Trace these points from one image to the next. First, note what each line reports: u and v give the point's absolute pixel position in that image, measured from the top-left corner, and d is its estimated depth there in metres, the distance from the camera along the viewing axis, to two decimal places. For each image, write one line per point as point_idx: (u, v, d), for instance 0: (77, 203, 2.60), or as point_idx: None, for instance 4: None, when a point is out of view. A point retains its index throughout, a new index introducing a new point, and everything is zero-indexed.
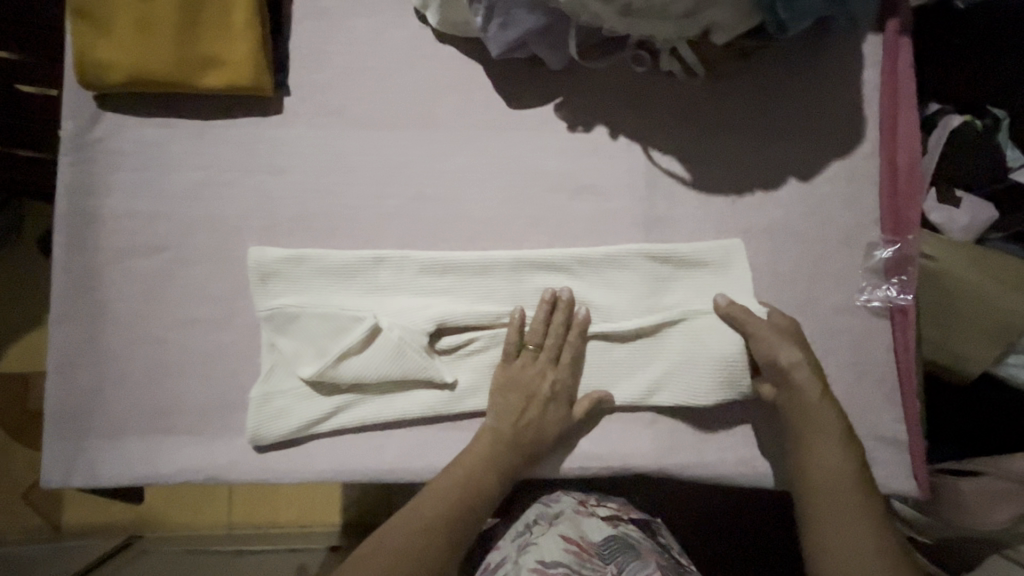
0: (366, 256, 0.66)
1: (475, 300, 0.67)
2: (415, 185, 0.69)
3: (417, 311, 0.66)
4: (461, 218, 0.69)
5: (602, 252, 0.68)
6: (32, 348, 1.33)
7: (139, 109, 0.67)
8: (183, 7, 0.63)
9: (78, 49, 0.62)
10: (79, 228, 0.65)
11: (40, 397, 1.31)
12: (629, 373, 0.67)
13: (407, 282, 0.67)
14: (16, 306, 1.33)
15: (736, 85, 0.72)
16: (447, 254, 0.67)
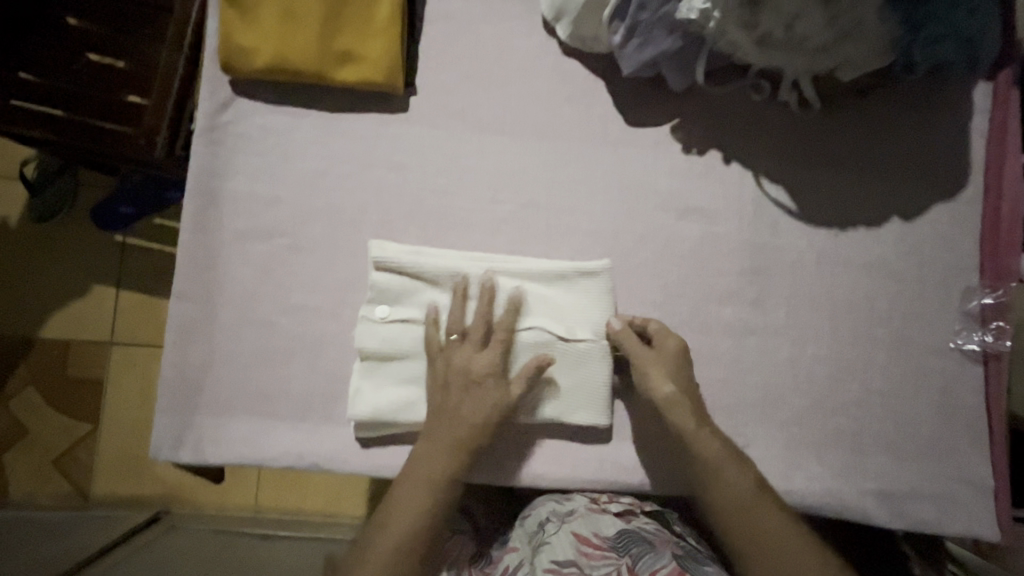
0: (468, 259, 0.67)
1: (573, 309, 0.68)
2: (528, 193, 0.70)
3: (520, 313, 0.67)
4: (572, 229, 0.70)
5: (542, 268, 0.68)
6: (80, 315, 1.34)
7: (269, 96, 0.68)
8: (330, 2, 0.64)
9: (223, 35, 0.64)
10: (201, 207, 0.66)
11: (83, 364, 1.32)
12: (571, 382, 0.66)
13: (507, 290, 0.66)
14: (68, 272, 1.34)
15: (849, 120, 0.73)
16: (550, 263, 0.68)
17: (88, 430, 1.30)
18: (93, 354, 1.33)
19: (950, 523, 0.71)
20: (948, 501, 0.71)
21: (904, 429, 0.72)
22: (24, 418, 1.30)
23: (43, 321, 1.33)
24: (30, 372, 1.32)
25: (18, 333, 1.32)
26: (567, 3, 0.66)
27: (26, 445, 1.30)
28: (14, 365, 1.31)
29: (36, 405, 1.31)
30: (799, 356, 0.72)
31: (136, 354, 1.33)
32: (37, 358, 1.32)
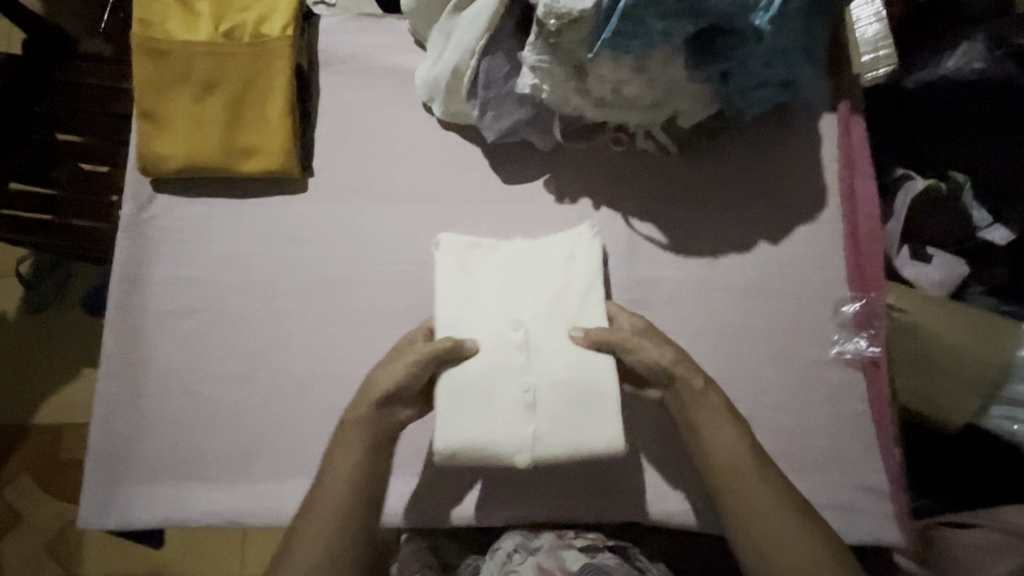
0: (457, 301, 0.70)
1: (551, 374, 0.68)
2: (472, 254, 0.73)
3: (505, 343, 0.68)
4: (534, 285, 0.72)
5: (512, 305, 0.70)
6: (67, 400, 1.42)
7: (185, 192, 0.78)
8: (228, 108, 0.74)
9: (142, 145, 0.75)
10: (128, 294, 0.75)
11: (73, 445, 1.39)
12: (508, 418, 0.66)
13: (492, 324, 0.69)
14: (55, 359, 1.44)
15: (706, 158, 0.81)
16: (509, 296, 0.71)
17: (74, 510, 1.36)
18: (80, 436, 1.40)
19: (854, 532, 0.73)
20: (851, 509, 0.73)
21: (798, 440, 0.75)
22: (18, 504, 1.36)
23: (34, 409, 1.42)
24: (22, 457, 1.39)
25: (12, 422, 1.41)
26: (435, 87, 0.76)
27: (18, 532, 1.35)
28: (8, 453, 1.39)
29: (28, 490, 1.37)
30: None
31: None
32: (30, 444, 1.40)
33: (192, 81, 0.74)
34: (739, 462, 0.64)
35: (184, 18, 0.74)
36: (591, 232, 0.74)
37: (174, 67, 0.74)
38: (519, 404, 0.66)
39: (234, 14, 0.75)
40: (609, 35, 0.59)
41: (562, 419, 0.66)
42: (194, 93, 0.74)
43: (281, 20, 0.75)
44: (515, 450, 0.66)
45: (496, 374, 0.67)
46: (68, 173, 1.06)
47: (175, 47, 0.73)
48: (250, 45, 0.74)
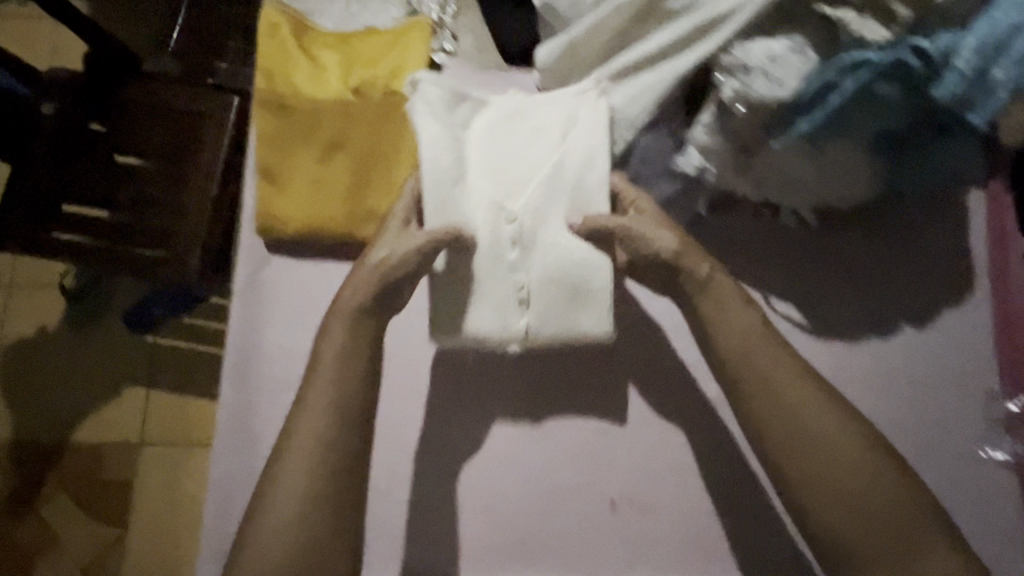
0: (451, 162, 0.62)
1: (546, 262, 0.62)
2: (462, 112, 0.66)
3: (496, 210, 0.63)
4: (528, 154, 0.64)
5: (505, 176, 0.64)
6: (111, 419, 1.37)
7: (301, 254, 0.73)
8: (353, 170, 0.69)
9: (260, 205, 0.70)
10: (241, 365, 0.70)
11: (117, 467, 1.34)
12: (500, 310, 0.62)
13: (492, 204, 0.63)
14: (100, 376, 1.38)
15: (852, 235, 0.76)
16: (498, 158, 0.65)
17: (115, 536, 1.31)
18: (122, 457, 1.35)
19: None
20: None
21: None
22: (55, 523, 1.32)
23: (71, 425, 1.36)
24: (58, 475, 1.34)
25: (49, 437, 1.35)
26: None
27: (57, 554, 1.30)
28: (44, 469, 1.34)
29: (66, 510, 1.32)
30: None
31: (160, 453, 1.34)
32: (69, 462, 1.34)
33: (317, 140, 0.69)
34: (811, 430, 0.58)
35: (311, 72, 0.70)
36: (597, 90, 0.62)
37: (299, 124, 0.69)
38: (510, 298, 0.62)
39: (362, 69, 0.70)
40: (805, 129, 0.54)
41: (553, 310, 0.62)
42: (318, 152, 0.69)
43: (413, 78, 0.70)
44: (507, 338, 0.63)
45: (482, 242, 0.62)
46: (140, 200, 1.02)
47: (301, 104, 0.69)
48: (380, 104, 0.69)
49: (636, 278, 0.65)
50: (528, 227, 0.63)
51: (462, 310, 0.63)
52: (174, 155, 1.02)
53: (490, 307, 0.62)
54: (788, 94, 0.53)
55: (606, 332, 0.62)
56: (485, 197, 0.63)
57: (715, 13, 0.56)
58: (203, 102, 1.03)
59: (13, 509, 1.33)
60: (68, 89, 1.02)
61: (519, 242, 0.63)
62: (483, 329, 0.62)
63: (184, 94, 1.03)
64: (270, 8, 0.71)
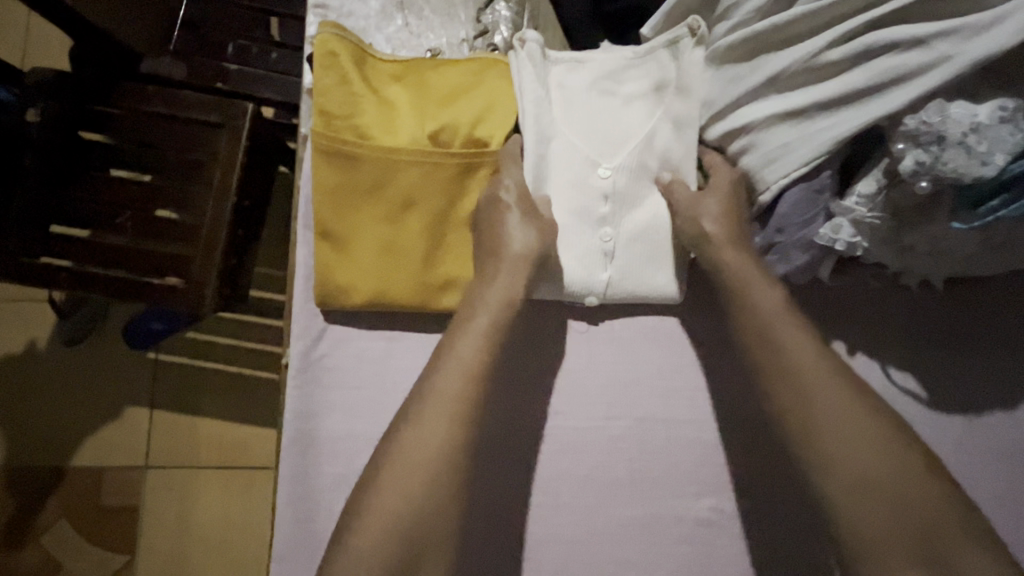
0: (549, 116, 0.61)
1: (642, 195, 0.62)
2: (553, 72, 0.63)
3: (592, 171, 0.61)
4: (616, 118, 0.62)
5: (603, 115, 0.62)
6: (112, 440, 1.08)
7: (364, 324, 0.63)
8: (429, 231, 0.59)
9: (318, 272, 0.59)
10: (298, 454, 0.61)
11: (121, 490, 1.07)
12: (585, 261, 0.62)
13: (587, 132, 0.62)
14: (83, 391, 1.09)
15: (970, 300, 0.69)
16: (594, 126, 0.62)
17: (122, 565, 1.04)
18: (128, 480, 1.07)
19: None
20: None
21: None
22: (57, 554, 1.04)
23: (72, 448, 1.08)
24: (60, 501, 1.06)
25: (45, 463, 1.07)
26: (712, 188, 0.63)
27: None
28: (42, 496, 1.05)
29: (68, 541, 1.04)
30: None
31: (191, 479, 1.08)
32: (69, 489, 1.06)
33: (387, 196, 0.58)
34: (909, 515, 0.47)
35: (377, 111, 0.59)
36: (692, 43, 0.60)
37: (365, 178, 0.58)
38: (595, 250, 0.62)
39: (438, 110, 0.59)
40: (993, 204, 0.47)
41: (633, 266, 0.62)
42: (388, 209, 0.58)
43: (499, 122, 0.60)
44: (583, 292, 0.62)
45: (582, 126, 0.62)
46: (134, 220, 0.84)
47: (367, 152, 0.57)
48: (461, 155, 0.58)
49: (702, 303, 0.66)
50: (633, 141, 0.62)
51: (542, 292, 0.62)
52: (173, 166, 0.85)
53: (577, 254, 0.61)
54: (992, 173, 0.43)
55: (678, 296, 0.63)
56: (580, 162, 0.61)
57: (899, 70, 0.46)
58: (208, 105, 0.84)
59: (8, 540, 1.04)
60: (55, 88, 0.81)
61: (620, 152, 0.62)
62: (572, 282, 0.61)
63: (181, 95, 0.84)
64: (325, 33, 0.58)
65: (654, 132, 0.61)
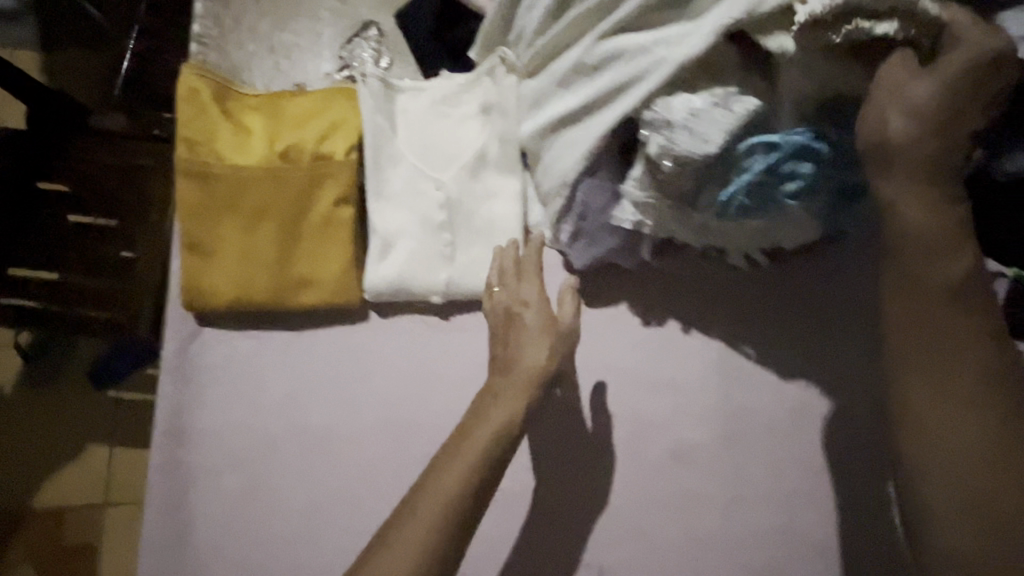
0: (389, 142, 0.70)
1: (476, 200, 0.70)
2: (395, 100, 0.72)
3: (429, 183, 0.69)
4: (451, 135, 0.71)
5: (440, 135, 0.71)
6: (72, 479, 1.11)
7: (233, 325, 0.69)
8: (284, 238, 0.67)
9: (184, 279, 0.66)
10: (172, 447, 0.66)
11: (80, 528, 1.09)
12: (427, 261, 0.68)
13: (425, 152, 0.71)
14: (45, 434, 1.11)
15: (804, 271, 0.74)
16: (432, 146, 0.71)
17: None
18: (89, 517, 1.09)
19: None
20: None
21: None
22: None
23: (33, 489, 1.10)
24: (21, 542, 1.07)
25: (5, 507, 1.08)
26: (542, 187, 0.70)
27: None
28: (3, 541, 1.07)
29: None
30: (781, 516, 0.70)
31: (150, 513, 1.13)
32: (31, 531, 1.08)
33: (242, 208, 0.66)
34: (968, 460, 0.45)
35: (234, 137, 0.67)
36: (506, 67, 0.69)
37: (222, 193, 0.66)
38: (437, 251, 0.68)
39: (288, 133, 0.68)
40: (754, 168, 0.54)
41: (474, 262, 0.69)
42: (244, 220, 0.66)
43: (343, 140, 0.69)
44: (428, 290, 0.69)
45: (422, 146, 0.71)
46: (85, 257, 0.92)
47: (222, 172, 0.66)
48: (308, 169, 0.67)
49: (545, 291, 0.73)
50: (467, 157, 0.70)
51: (390, 291, 0.68)
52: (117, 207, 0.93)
53: (421, 256, 0.68)
54: (714, 150, 0.51)
55: None
56: (419, 177, 0.70)
57: (634, 72, 0.54)
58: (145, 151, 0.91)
59: None
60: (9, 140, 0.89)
61: (454, 166, 0.70)
62: (415, 280, 0.67)
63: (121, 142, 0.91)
64: (188, 73, 0.68)
65: (484, 146, 0.70)
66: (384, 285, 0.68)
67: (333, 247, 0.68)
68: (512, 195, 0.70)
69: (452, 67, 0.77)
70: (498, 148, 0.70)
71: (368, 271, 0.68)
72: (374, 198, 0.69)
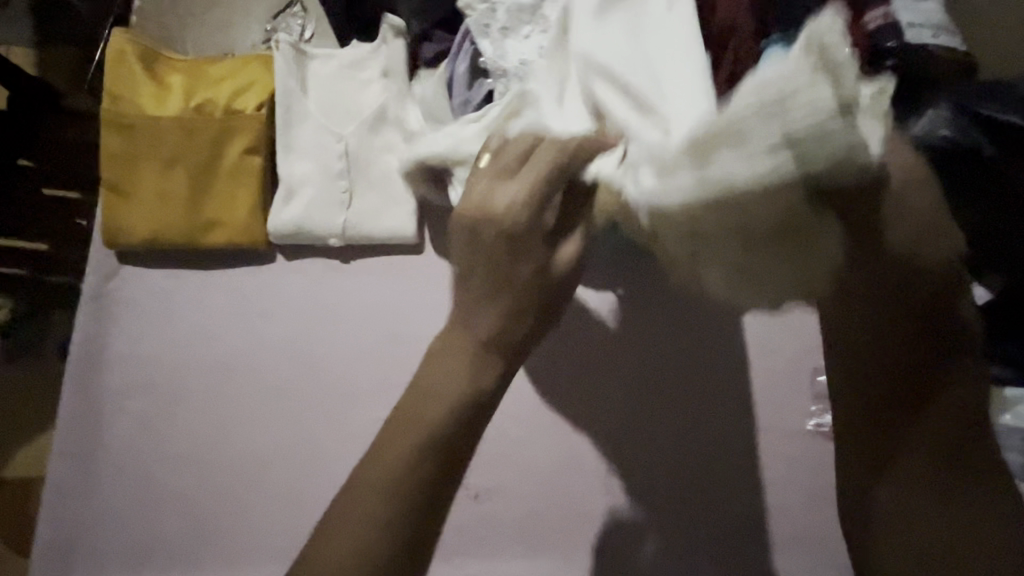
0: (298, 100, 0.77)
1: (374, 153, 0.77)
2: (306, 64, 0.79)
3: (331, 137, 0.77)
4: (354, 96, 0.78)
5: (345, 95, 0.79)
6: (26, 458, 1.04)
7: (150, 263, 0.76)
8: (196, 183, 0.74)
9: (105, 218, 0.74)
10: (85, 370, 0.73)
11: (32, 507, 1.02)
12: (325, 208, 0.75)
13: (331, 111, 0.78)
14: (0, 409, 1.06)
15: None
16: (337, 105, 0.78)
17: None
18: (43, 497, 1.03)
19: None
20: None
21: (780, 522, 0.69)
22: None
23: None
24: None
25: None
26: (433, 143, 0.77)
27: None
28: None
29: None
30: (667, 456, 0.69)
31: None
32: None
33: (159, 155, 0.74)
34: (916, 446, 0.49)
35: (155, 92, 0.75)
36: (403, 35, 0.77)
37: (141, 141, 0.74)
38: (335, 198, 0.76)
39: (204, 90, 0.76)
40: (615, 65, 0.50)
41: (369, 209, 0.76)
42: (160, 166, 0.74)
43: (254, 98, 0.76)
44: (327, 233, 0.75)
45: (328, 105, 0.78)
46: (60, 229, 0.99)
47: (142, 123, 0.74)
48: (219, 121, 0.74)
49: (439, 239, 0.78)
50: (368, 114, 0.77)
51: (291, 234, 0.75)
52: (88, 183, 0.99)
53: (321, 202, 0.75)
54: None
55: (411, 231, 0.75)
56: (323, 131, 0.77)
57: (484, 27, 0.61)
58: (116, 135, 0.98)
59: None
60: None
61: (355, 122, 0.77)
62: (314, 223, 0.74)
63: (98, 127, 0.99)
64: (116, 35, 0.75)
65: (382, 105, 0.77)
66: (286, 227, 0.75)
67: (240, 192, 0.75)
68: (407, 149, 0.77)
69: (364, 37, 0.84)
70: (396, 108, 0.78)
71: (272, 215, 0.75)
72: (282, 150, 0.76)
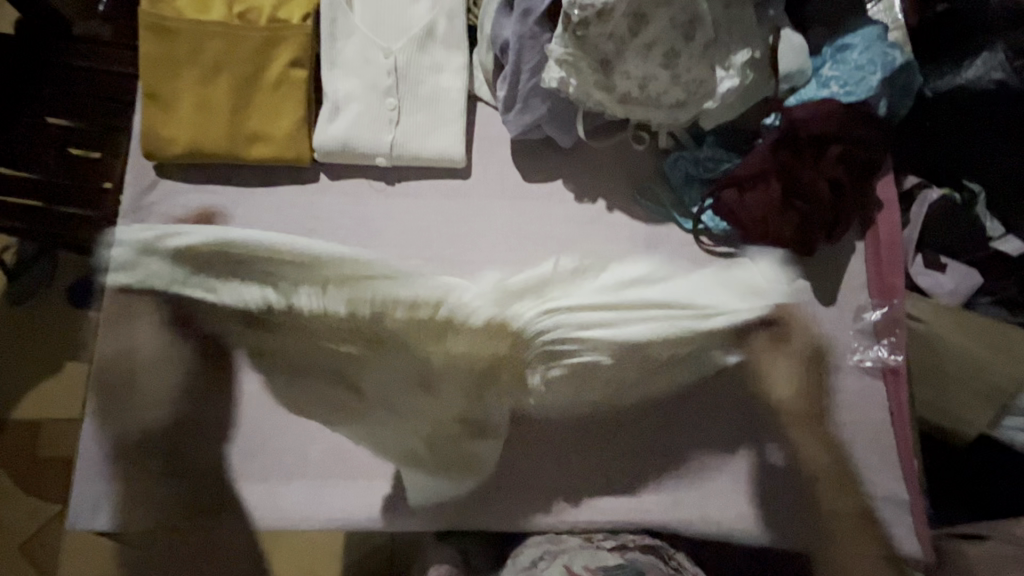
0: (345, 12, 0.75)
1: (422, 71, 0.75)
2: None
3: (379, 52, 0.74)
4: (402, 11, 0.76)
5: (392, 9, 0.76)
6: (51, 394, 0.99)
7: (190, 177, 0.74)
8: (238, 93, 0.71)
9: (145, 127, 0.71)
10: (125, 282, 0.71)
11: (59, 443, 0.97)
12: (372, 125, 0.73)
13: (377, 24, 0.75)
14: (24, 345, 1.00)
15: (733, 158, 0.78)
16: (384, 19, 0.75)
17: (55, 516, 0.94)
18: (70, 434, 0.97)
19: (867, 542, 0.69)
20: (863, 518, 0.69)
21: (814, 451, 0.71)
22: None
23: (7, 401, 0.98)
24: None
25: None
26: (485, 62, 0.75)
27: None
28: None
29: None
30: (702, 384, 0.72)
31: None
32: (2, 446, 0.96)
33: (201, 61, 0.71)
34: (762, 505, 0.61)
35: None
36: None
37: (182, 47, 0.71)
38: (382, 115, 0.74)
39: None
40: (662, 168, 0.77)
41: (416, 128, 0.74)
42: (202, 73, 0.71)
43: (299, 8, 0.73)
44: (373, 151, 0.74)
45: (375, 18, 0.75)
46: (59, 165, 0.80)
47: (184, 27, 0.71)
48: (264, 29, 0.71)
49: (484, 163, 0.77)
50: (417, 30, 0.75)
51: (337, 150, 0.73)
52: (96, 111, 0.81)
53: (368, 118, 0.73)
54: None
55: (460, 153, 0.74)
56: (370, 46, 0.74)
57: None
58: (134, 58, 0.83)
59: None
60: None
61: (403, 37, 0.75)
62: (360, 139, 0.73)
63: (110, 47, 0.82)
64: None
65: (431, 22, 0.75)
66: (333, 141, 0.73)
67: (283, 105, 0.72)
68: (456, 69, 0.75)
69: None
70: (446, 26, 0.76)
71: (318, 130, 0.73)
72: (328, 64, 0.74)
